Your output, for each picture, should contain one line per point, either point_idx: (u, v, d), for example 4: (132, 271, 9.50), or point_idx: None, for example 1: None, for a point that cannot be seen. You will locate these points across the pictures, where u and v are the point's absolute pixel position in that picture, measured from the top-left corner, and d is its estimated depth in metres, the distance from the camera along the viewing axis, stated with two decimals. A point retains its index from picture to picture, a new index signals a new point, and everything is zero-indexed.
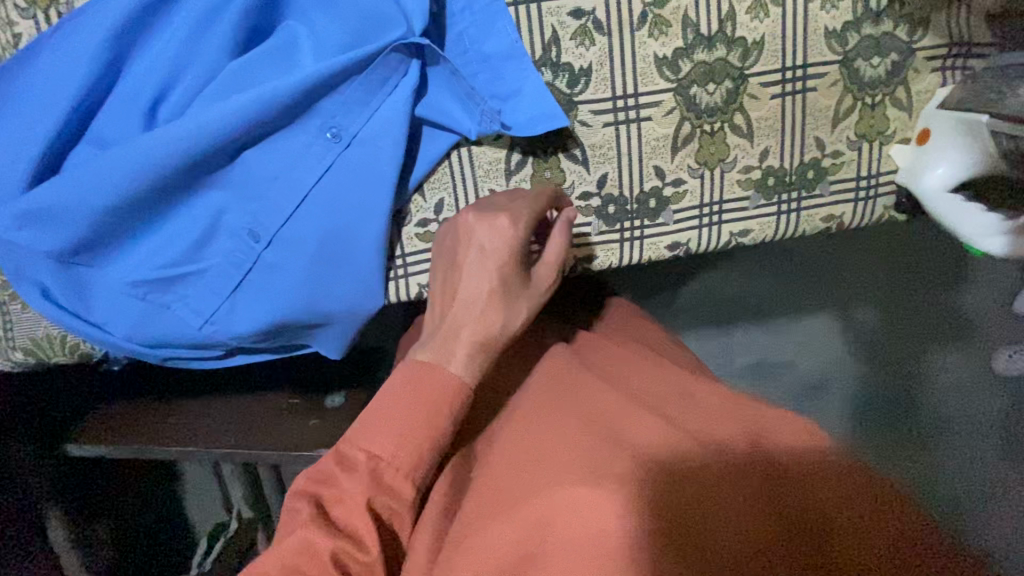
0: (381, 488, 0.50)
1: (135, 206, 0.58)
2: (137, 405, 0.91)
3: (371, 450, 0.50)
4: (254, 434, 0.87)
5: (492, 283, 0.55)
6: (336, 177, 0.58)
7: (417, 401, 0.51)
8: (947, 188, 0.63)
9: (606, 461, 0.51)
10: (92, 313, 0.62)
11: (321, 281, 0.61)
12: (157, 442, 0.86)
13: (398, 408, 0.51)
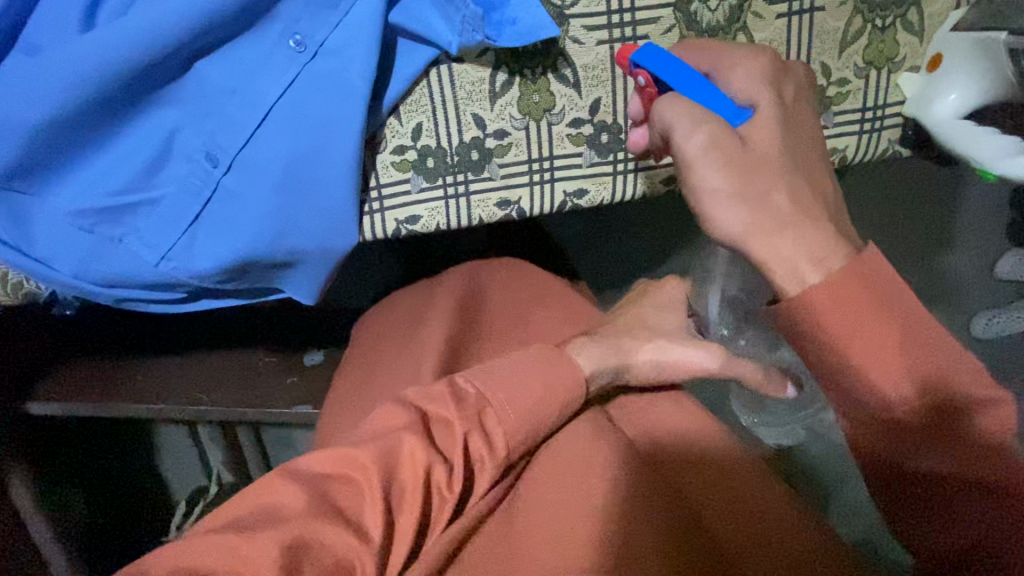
0: (475, 425, 0.47)
1: (75, 122, 0.52)
2: (102, 357, 0.85)
3: (482, 390, 0.49)
4: (230, 391, 0.83)
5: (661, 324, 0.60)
6: (302, 93, 0.53)
7: (549, 377, 0.51)
8: (958, 116, 0.59)
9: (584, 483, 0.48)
10: (34, 247, 0.56)
11: (288, 212, 0.56)
12: (125, 397, 0.81)
13: (528, 388, 0.50)
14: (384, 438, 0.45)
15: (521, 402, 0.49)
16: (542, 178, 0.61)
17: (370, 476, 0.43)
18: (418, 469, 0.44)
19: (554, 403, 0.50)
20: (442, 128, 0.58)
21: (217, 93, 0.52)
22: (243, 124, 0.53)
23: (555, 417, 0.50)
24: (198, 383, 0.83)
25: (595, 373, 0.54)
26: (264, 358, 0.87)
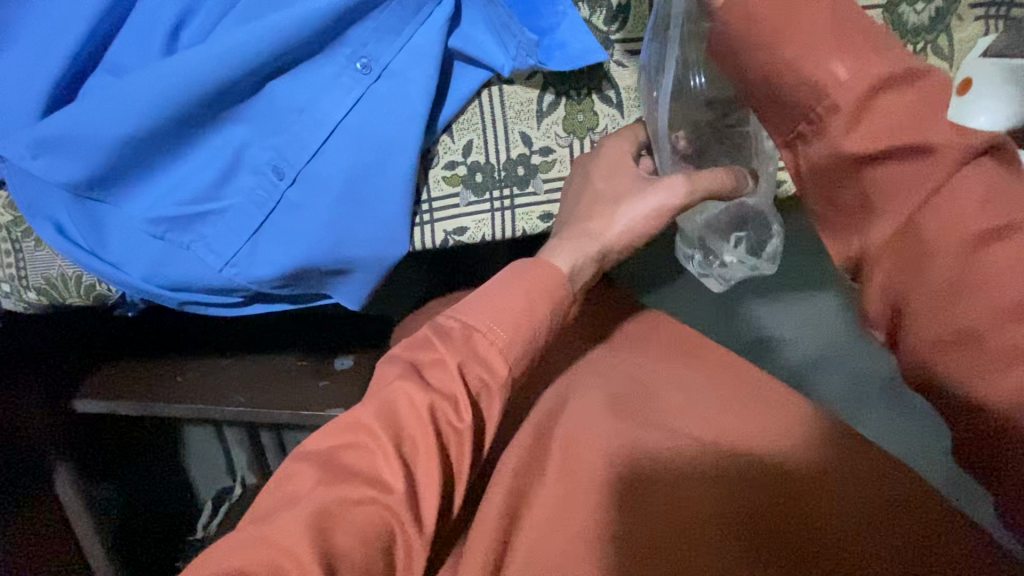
0: (472, 355, 0.44)
1: (154, 137, 0.55)
2: (146, 358, 0.89)
3: (467, 322, 0.46)
4: (267, 392, 0.85)
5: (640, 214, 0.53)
6: (364, 113, 0.56)
7: (533, 294, 0.47)
8: (992, 135, 0.60)
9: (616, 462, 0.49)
10: (107, 251, 0.60)
11: (346, 223, 0.60)
12: (167, 396, 0.85)
13: (509, 294, 0.46)
14: (376, 393, 0.43)
15: (512, 317, 0.45)
16: None
17: (375, 433, 0.41)
18: (419, 414, 0.42)
19: (535, 309, 0.47)
20: (492, 145, 0.62)
21: (286, 112, 0.56)
22: (308, 141, 0.57)
23: (546, 312, 0.47)
24: (234, 381, 0.86)
25: (572, 268, 0.51)
26: (298, 362, 0.90)
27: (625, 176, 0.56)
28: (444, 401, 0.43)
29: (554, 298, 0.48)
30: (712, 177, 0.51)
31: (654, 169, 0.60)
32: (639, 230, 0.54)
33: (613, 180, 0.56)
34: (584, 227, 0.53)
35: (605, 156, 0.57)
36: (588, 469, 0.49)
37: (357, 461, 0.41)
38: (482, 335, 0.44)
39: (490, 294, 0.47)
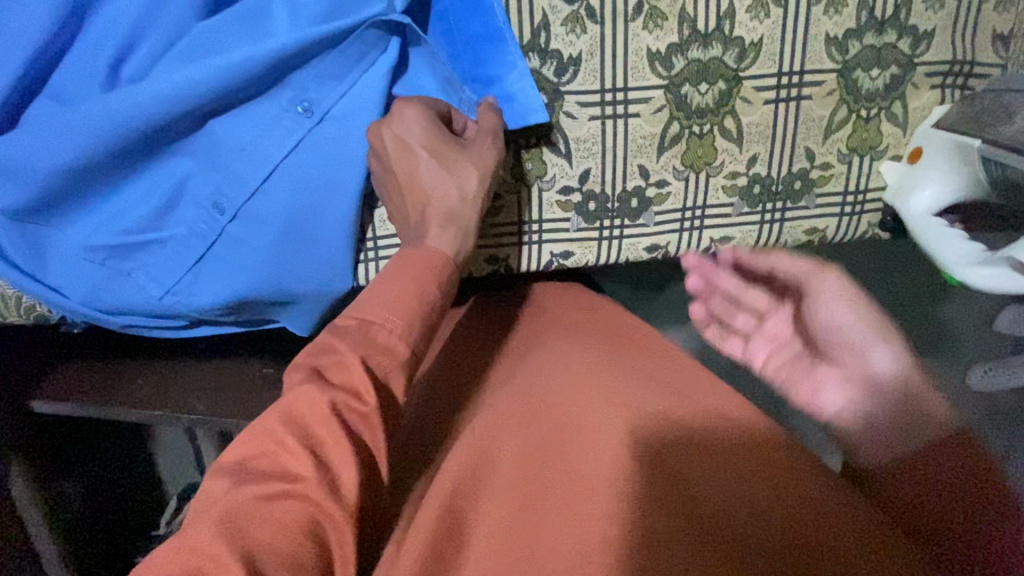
0: (372, 347, 0.48)
1: (90, 168, 0.55)
2: (103, 359, 0.89)
3: (363, 316, 0.48)
4: (227, 399, 0.86)
5: (453, 159, 0.54)
6: (306, 155, 0.56)
7: (414, 276, 0.51)
8: (932, 211, 0.62)
9: (566, 484, 0.51)
10: (47, 275, 0.60)
11: (287, 260, 0.61)
12: (125, 400, 0.85)
13: (397, 284, 0.50)
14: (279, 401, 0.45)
15: (405, 304, 0.49)
16: (530, 239, 0.64)
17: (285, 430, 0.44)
18: (321, 409, 0.45)
19: (414, 321, 0.49)
20: None
21: (228, 152, 0.56)
22: (249, 181, 0.57)
23: (434, 289, 0.51)
24: (190, 386, 0.87)
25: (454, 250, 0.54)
26: (260, 370, 0.90)
27: (444, 171, 0.54)
28: (347, 392, 0.46)
29: (439, 281, 0.52)
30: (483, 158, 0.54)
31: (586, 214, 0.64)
32: (470, 190, 0.54)
33: (433, 188, 0.54)
34: (439, 214, 0.54)
35: (412, 127, 0.53)
36: (564, 465, 0.52)
37: (271, 466, 0.43)
38: (378, 327, 0.48)
39: (383, 286, 0.50)
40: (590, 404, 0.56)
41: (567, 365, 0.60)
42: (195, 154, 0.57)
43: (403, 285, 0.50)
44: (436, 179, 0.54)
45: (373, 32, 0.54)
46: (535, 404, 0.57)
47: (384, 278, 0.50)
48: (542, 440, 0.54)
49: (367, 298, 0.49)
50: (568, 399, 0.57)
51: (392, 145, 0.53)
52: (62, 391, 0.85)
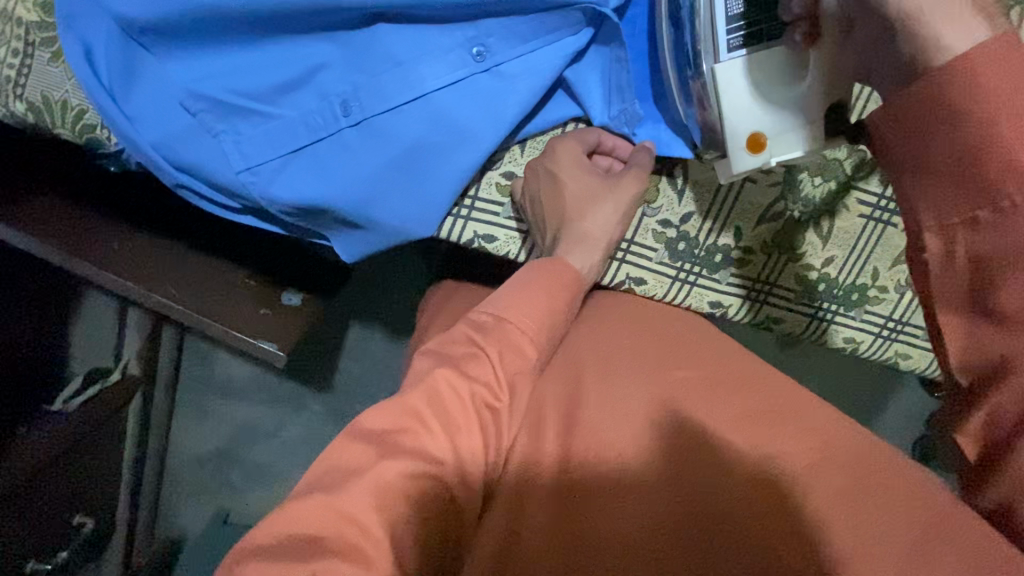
0: (508, 346, 0.51)
1: (230, 17, 0.51)
2: (71, 203, 0.89)
3: (499, 314, 0.52)
4: (203, 296, 0.90)
5: (604, 191, 0.59)
6: (457, 95, 0.56)
7: (550, 288, 0.54)
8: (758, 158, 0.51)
9: (612, 505, 0.48)
10: (127, 103, 0.55)
11: (385, 187, 0.58)
12: (94, 255, 0.84)
13: (533, 293, 0.53)
14: (416, 384, 0.48)
15: (536, 311, 0.53)
16: (615, 255, 0.66)
17: (429, 411, 0.47)
18: (463, 398, 0.48)
19: (551, 304, 0.54)
20: None
21: (383, 62, 0.55)
22: (391, 98, 0.55)
23: (564, 299, 0.55)
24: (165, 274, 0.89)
25: (585, 269, 0.58)
26: (247, 279, 0.98)
27: (594, 199, 0.59)
28: (486, 387, 0.49)
29: (572, 293, 0.56)
30: (626, 188, 0.59)
31: (675, 244, 0.66)
32: (613, 219, 0.60)
33: (583, 213, 0.59)
34: (580, 232, 0.58)
35: (561, 160, 0.59)
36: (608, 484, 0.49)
37: (410, 443, 0.46)
38: (512, 327, 0.52)
39: (523, 281, 0.54)
40: (650, 417, 0.52)
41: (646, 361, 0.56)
42: (345, 50, 0.55)
43: (535, 290, 0.54)
44: (586, 211, 0.59)
45: (580, 16, 0.55)
46: (599, 389, 0.54)
47: (524, 279, 0.55)
48: (600, 445, 0.50)
49: (504, 293, 0.54)
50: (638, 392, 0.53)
51: (542, 176, 0.59)
52: (34, 219, 0.83)
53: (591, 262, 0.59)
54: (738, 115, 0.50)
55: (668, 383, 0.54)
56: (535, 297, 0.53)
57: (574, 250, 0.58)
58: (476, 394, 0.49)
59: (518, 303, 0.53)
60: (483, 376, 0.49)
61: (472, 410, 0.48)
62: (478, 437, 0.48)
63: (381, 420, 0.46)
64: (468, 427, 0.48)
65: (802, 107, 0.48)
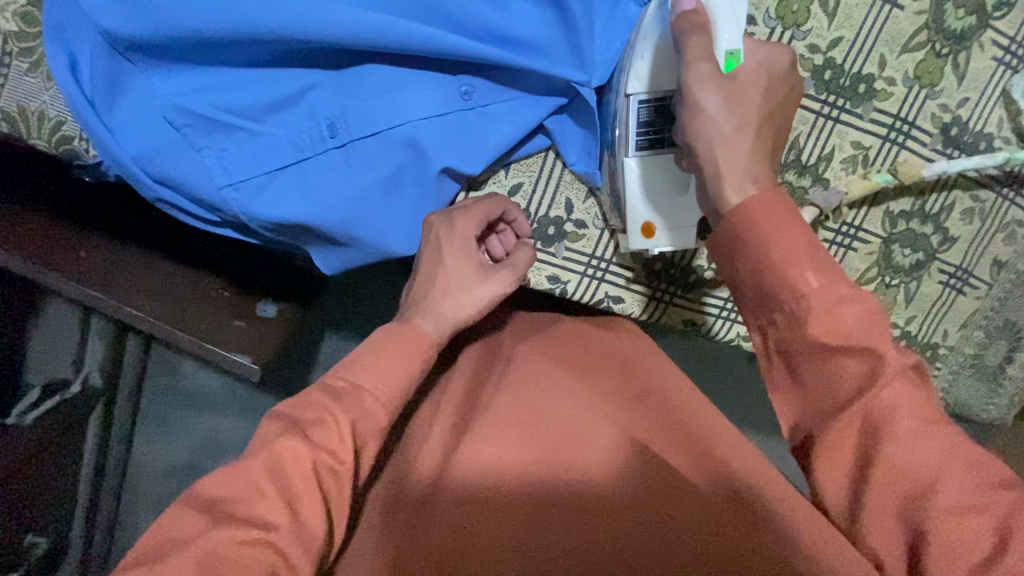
0: (363, 414, 0.48)
1: (223, 43, 0.52)
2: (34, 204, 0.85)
3: (357, 382, 0.49)
4: (175, 308, 0.89)
5: (464, 248, 0.57)
6: (443, 127, 0.58)
7: (411, 350, 0.52)
8: (649, 237, 0.57)
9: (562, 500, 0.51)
10: (110, 116, 0.54)
11: (367, 208, 0.59)
12: (58, 263, 0.81)
13: (392, 349, 0.51)
14: (260, 450, 0.43)
15: (393, 377, 0.50)
16: (594, 275, 0.67)
17: (267, 478, 0.42)
18: (304, 466, 0.43)
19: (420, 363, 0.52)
20: (537, 197, 0.64)
21: (375, 91, 0.56)
22: (379, 125, 0.57)
23: (419, 365, 0.52)
24: (133, 282, 0.87)
25: (439, 333, 0.55)
26: (221, 289, 0.98)
27: (448, 253, 0.57)
28: (330, 452, 0.45)
29: (426, 355, 0.53)
30: (502, 279, 0.59)
31: (652, 264, 0.68)
32: (478, 303, 0.57)
33: (435, 262, 0.57)
34: (438, 312, 0.56)
35: (457, 232, 0.58)
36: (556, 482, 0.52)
37: (249, 511, 0.41)
38: (366, 396, 0.48)
39: (383, 341, 0.52)
40: (599, 418, 0.55)
41: (584, 370, 0.60)
42: (338, 80, 0.56)
43: (411, 355, 0.52)
44: (426, 253, 0.58)
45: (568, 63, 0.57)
46: (553, 391, 0.57)
47: (397, 342, 0.52)
48: (553, 444, 0.53)
49: (361, 355, 0.51)
50: (587, 393, 0.58)
51: (433, 238, 0.58)
52: None
53: (429, 315, 0.55)
54: (633, 207, 0.56)
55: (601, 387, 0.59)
56: (405, 380, 0.51)
57: (443, 322, 0.55)
58: (322, 459, 0.44)
59: (381, 372, 0.50)
60: (345, 449, 0.46)
61: (319, 487, 0.44)
62: (324, 516, 0.43)
63: (226, 484, 0.41)
64: (314, 494, 0.43)
65: (684, 210, 0.56)
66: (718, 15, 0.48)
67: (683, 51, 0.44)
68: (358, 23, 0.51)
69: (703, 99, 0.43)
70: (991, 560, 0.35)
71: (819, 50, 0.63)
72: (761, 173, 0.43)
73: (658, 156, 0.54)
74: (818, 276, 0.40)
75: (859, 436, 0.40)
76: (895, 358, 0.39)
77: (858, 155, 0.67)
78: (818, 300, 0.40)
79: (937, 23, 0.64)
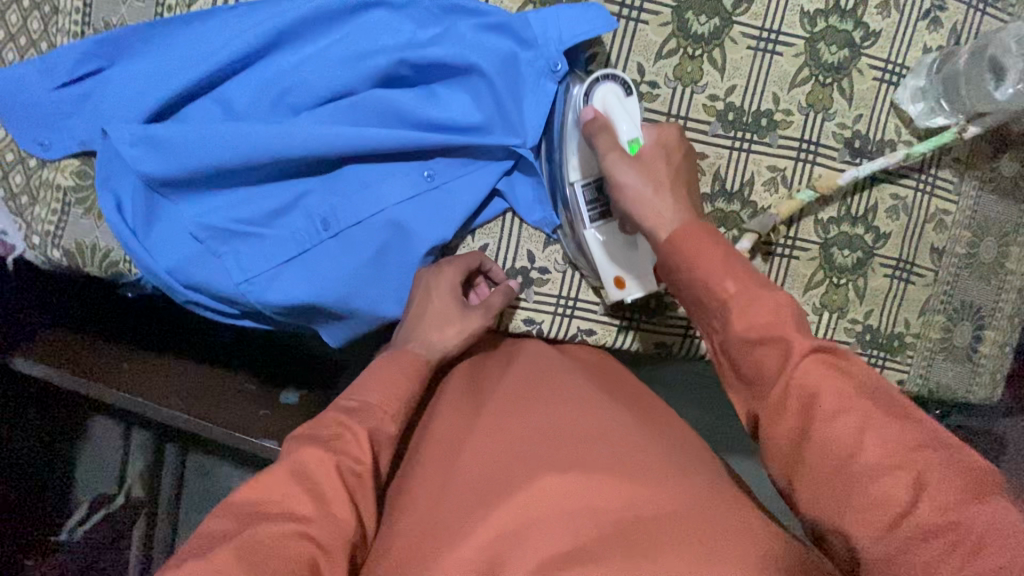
0: (372, 426, 0.57)
1: (232, 171, 0.65)
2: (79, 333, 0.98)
3: (366, 400, 0.59)
4: (209, 403, 0.97)
5: (449, 299, 0.67)
6: (415, 207, 0.70)
7: (405, 374, 0.62)
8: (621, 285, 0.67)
9: (549, 447, 0.56)
10: (149, 240, 0.67)
11: (362, 283, 0.70)
12: (106, 377, 0.90)
13: (393, 366, 0.62)
14: (286, 457, 0.52)
15: (391, 396, 0.60)
16: (565, 312, 0.76)
17: (293, 480, 0.51)
18: (328, 468, 0.52)
19: (408, 390, 0.61)
20: (503, 252, 0.75)
21: (359, 189, 0.69)
22: (365, 213, 0.69)
23: (413, 388, 0.62)
24: (172, 383, 0.96)
25: (431, 367, 0.65)
26: (247, 385, 1.08)
27: (439, 298, 0.67)
28: (349, 456, 0.54)
29: (417, 383, 0.62)
30: (474, 319, 0.68)
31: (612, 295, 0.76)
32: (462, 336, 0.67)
33: (427, 307, 0.67)
34: (427, 340, 0.66)
35: (443, 284, 0.68)
36: (527, 433, 0.58)
37: (279, 507, 0.49)
38: (375, 410, 0.58)
39: (378, 363, 0.63)
40: (543, 388, 0.63)
41: (533, 367, 0.68)
42: (327, 183, 0.69)
43: (403, 382, 0.61)
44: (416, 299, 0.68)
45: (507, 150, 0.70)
46: (506, 384, 0.65)
47: (391, 362, 0.62)
48: (513, 417, 0.60)
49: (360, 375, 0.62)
50: (523, 374, 0.66)
51: (420, 288, 0.68)
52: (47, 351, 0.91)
53: (418, 347, 0.65)
54: (602, 265, 0.67)
55: (542, 372, 0.67)
56: (400, 405, 0.60)
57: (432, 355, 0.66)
58: (339, 460, 0.53)
59: (381, 391, 0.60)
60: (355, 458, 0.54)
61: (342, 484, 0.52)
62: (343, 509, 0.51)
63: (261, 487, 0.50)
64: (337, 490, 0.52)
65: (642, 256, 0.66)
66: (616, 114, 0.61)
67: (597, 147, 0.59)
68: (335, 136, 0.64)
69: (624, 177, 0.57)
70: (908, 511, 0.40)
71: (719, 98, 0.75)
72: (681, 218, 0.55)
73: (603, 224, 0.66)
74: (734, 283, 0.50)
75: (801, 407, 0.45)
76: (805, 342, 0.46)
77: (777, 177, 0.77)
78: (735, 303, 0.49)
79: (814, 61, 0.76)
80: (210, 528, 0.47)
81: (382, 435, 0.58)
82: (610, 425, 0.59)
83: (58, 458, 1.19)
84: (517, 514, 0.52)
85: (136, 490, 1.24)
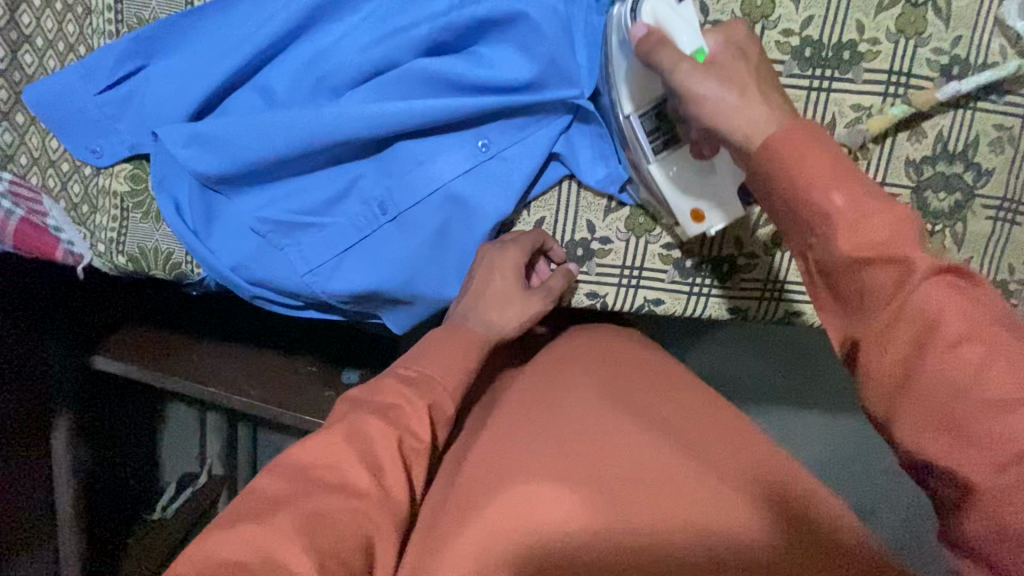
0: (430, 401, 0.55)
1: (280, 162, 0.63)
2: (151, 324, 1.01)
3: (425, 372, 0.56)
4: (274, 389, 0.97)
5: (507, 285, 0.64)
6: (474, 181, 0.66)
7: (467, 351, 0.59)
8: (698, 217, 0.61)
9: (551, 454, 0.54)
10: (209, 238, 0.66)
11: (422, 264, 0.67)
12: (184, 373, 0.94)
13: (448, 347, 0.59)
14: (340, 426, 0.50)
15: (452, 371, 0.58)
16: (629, 282, 0.72)
17: (349, 449, 0.49)
18: (386, 441, 0.50)
19: (468, 366, 0.59)
20: (561, 225, 0.71)
21: (412, 166, 0.65)
22: (419, 197, 0.66)
23: (473, 363, 0.59)
24: (239, 368, 0.98)
25: (491, 343, 0.62)
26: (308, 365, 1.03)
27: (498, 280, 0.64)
28: (407, 431, 0.52)
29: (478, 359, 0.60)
30: (535, 302, 0.66)
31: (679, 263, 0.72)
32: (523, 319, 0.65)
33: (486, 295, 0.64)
34: (486, 321, 0.63)
35: (503, 265, 0.64)
36: (534, 436, 0.56)
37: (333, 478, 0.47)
38: (435, 384, 0.56)
39: (434, 339, 0.60)
40: (562, 389, 0.60)
41: (554, 362, 0.65)
42: (379, 165, 0.66)
43: (465, 359, 0.59)
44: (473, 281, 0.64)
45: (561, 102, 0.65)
46: (524, 384, 0.62)
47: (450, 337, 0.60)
48: (524, 417, 0.58)
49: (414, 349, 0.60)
50: (543, 372, 0.63)
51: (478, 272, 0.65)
52: (127, 348, 0.95)
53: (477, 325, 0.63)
54: (675, 200, 0.61)
55: (564, 369, 0.63)
56: (460, 380, 0.58)
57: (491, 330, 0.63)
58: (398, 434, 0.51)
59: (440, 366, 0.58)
60: (412, 433, 0.52)
61: (397, 458, 0.50)
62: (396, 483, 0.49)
63: (314, 457, 0.48)
64: (394, 465, 0.50)
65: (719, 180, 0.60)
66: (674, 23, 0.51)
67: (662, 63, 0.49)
68: (383, 115, 0.60)
69: (700, 87, 0.47)
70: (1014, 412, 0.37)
71: (794, 32, 0.67)
72: (779, 121, 0.45)
73: (671, 150, 0.60)
74: (843, 194, 0.42)
75: (912, 329, 0.40)
76: (928, 260, 0.40)
77: (863, 116, 0.69)
78: (844, 213, 0.42)
79: None
80: (266, 496, 0.46)
81: (440, 410, 0.56)
82: (635, 431, 0.55)
83: (144, 439, 1.26)
84: (503, 522, 0.51)
85: (216, 468, 1.30)
